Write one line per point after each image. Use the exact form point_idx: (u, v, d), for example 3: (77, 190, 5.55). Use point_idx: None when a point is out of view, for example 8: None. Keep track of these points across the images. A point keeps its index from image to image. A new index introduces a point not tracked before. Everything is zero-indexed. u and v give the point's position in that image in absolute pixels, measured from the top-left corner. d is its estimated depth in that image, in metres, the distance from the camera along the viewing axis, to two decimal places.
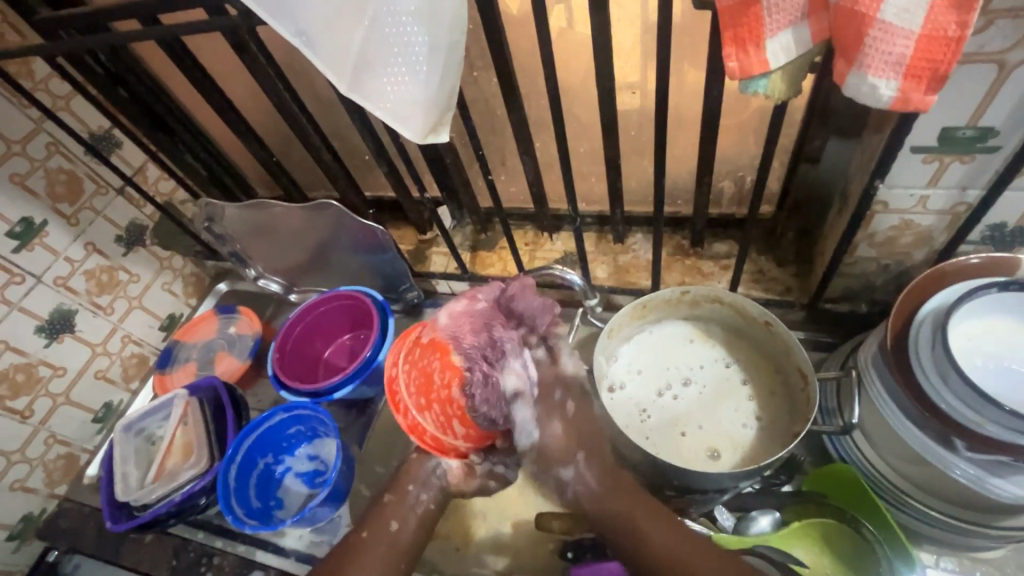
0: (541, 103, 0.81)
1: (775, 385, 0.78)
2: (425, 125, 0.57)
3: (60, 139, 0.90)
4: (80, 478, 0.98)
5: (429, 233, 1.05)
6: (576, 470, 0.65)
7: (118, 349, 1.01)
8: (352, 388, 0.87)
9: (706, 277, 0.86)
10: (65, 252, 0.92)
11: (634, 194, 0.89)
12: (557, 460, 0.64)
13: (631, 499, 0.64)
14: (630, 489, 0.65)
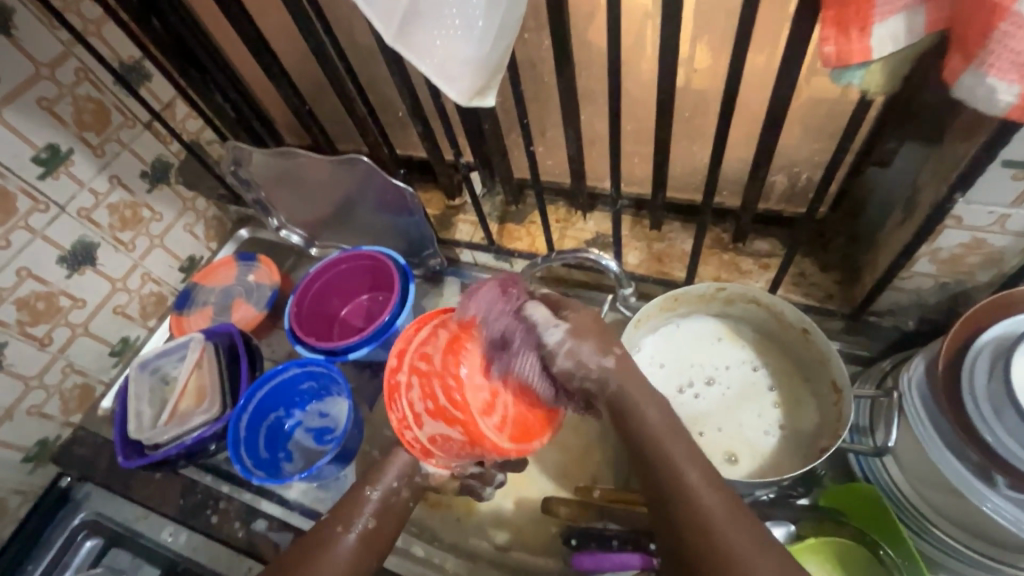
0: (592, 73, 0.76)
1: (803, 395, 0.75)
2: (473, 87, 0.53)
3: (90, 66, 0.87)
4: (95, 409, 0.98)
5: (457, 200, 1.02)
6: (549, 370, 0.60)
7: (137, 287, 1.01)
8: (368, 351, 0.85)
9: (744, 275, 0.82)
10: (89, 183, 0.90)
11: (678, 180, 0.84)
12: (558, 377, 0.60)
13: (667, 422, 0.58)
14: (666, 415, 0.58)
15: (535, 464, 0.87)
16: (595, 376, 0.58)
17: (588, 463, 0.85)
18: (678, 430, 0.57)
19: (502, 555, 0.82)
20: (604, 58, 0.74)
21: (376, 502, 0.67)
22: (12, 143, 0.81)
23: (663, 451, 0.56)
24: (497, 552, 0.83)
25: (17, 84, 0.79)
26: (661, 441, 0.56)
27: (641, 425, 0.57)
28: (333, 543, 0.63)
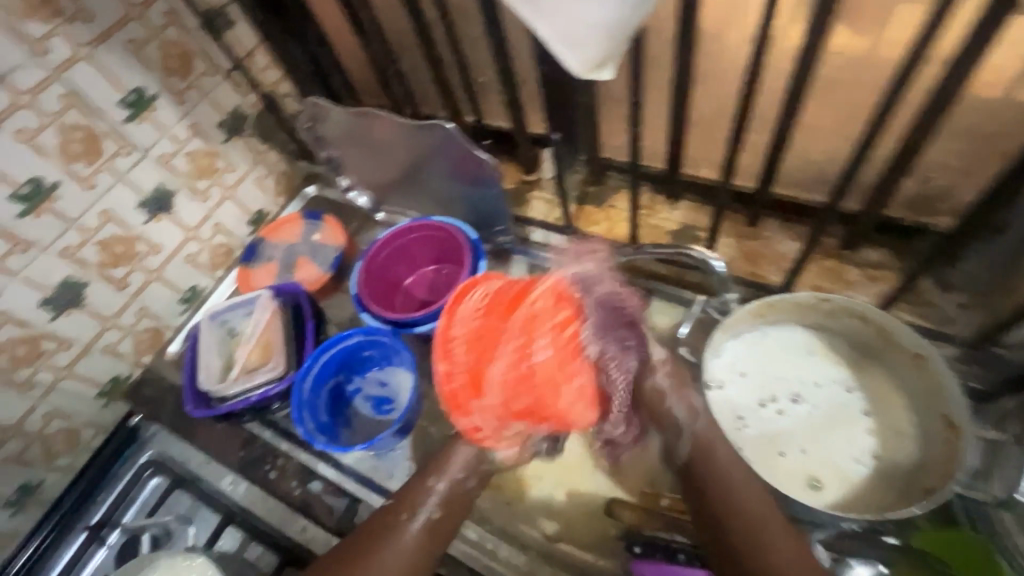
0: (709, 49, 0.68)
1: (903, 425, 0.68)
2: (595, 57, 0.49)
3: (178, 9, 0.85)
4: (163, 353, 1.01)
5: (534, 174, 0.97)
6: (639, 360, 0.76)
7: (208, 237, 1.01)
8: (435, 326, 0.85)
9: (849, 285, 0.76)
10: (171, 130, 0.90)
11: (785, 175, 0.77)
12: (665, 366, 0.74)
13: (746, 482, 0.63)
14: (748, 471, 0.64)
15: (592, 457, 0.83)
16: (685, 407, 0.70)
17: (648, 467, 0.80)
18: (756, 492, 0.62)
19: (551, 546, 0.79)
20: (723, 32, 0.66)
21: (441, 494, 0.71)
22: (101, 84, 0.80)
23: (737, 512, 0.61)
24: (546, 542, 0.79)
25: (109, 23, 0.78)
26: (742, 510, 0.61)
27: (717, 486, 0.63)
28: (398, 530, 0.68)
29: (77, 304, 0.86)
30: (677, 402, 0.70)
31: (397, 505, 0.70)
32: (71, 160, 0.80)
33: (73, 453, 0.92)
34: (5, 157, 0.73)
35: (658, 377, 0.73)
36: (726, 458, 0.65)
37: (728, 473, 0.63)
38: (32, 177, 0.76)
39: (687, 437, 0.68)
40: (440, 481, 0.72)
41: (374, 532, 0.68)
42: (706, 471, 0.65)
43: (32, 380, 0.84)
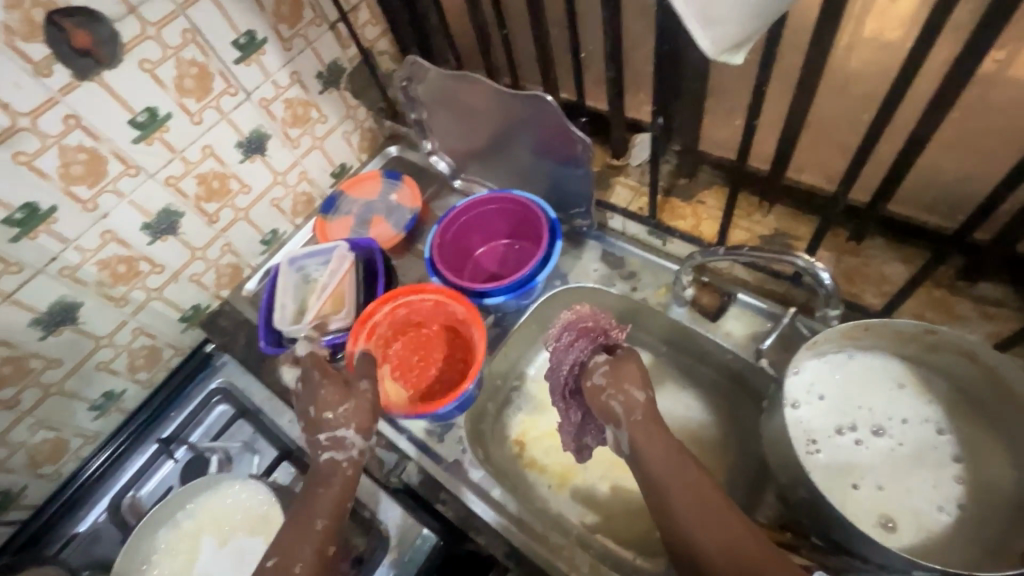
0: (847, 44, 0.63)
1: (998, 479, 0.63)
2: (732, 37, 0.45)
3: None
4: (240, 289, 1.06)
5: (621, 160, 0.95)
6: (603, 372, 0.72)
7: (293, 184, 1.05)
8: (503, 300, 0.85)
9: (958, 320, 0.69)
10: (273, 75, 0.92)
11: (903, 192, 0.72)
12: (627, 377, 0.71)
13: (677, 465, 0.63)
14: (676, 455, 0.64)
15: None
16: (627, 402, 0.68)
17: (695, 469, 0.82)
18: (681, 471, 0.63)
19: (588, 535, 0.80)
20: (867, 26, 0.60)
21: (326, 538, 0.68)
22: (219, 24, 0.83)
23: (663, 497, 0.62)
24: (584, 531, 0.81)
25: None
26: (667, 493, 0.62)
27: (651, 474, 0.64)
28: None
29: (172, 232, 0.91)
30: (616, 397, 0.69)
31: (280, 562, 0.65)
32: (184, 94, 0.83)
33: (154, 369, 0.99)
34: (128, 84, 0.77)
35: (597, 378, 0.71)
36: (651, 449, 0.65)
37: (648, 466, 0.64)
38: (148, 106, 0.80)
39: (625, 429, 0.68)
40: (322, 522, 0.68)
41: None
42: (654, 490, 0.63)
43: (126, 297, 0.90)
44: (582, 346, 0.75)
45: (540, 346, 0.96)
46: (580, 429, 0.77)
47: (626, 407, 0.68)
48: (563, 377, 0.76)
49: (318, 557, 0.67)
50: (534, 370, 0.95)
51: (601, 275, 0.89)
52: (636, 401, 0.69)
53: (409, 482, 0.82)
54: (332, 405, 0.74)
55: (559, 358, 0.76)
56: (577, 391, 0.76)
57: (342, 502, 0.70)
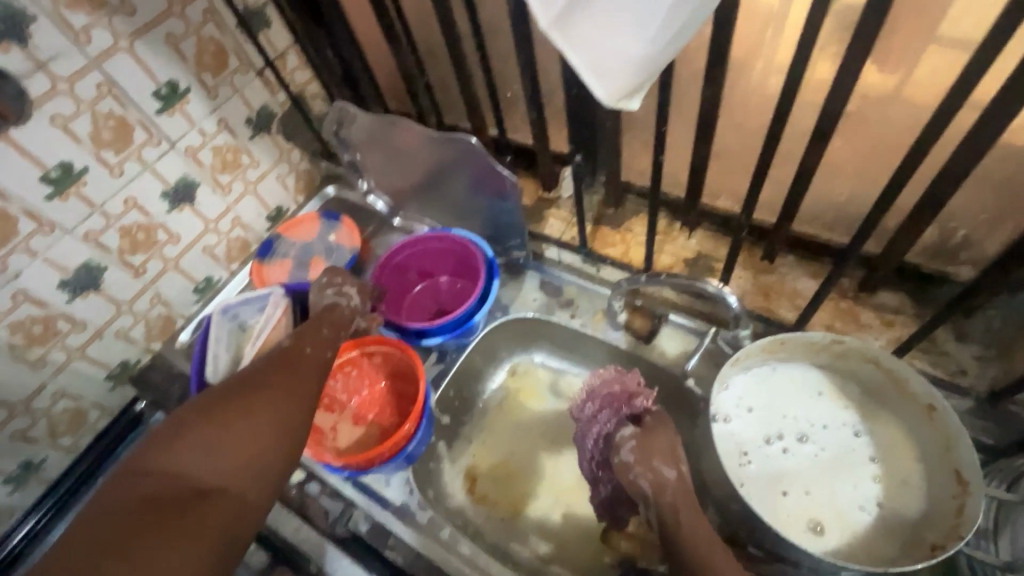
0: (739, 83, 0.68)
1: (909, 476, 0.67)
2: (623, 88, 0.48)
3: (217, 8, 0.87)
4: (173, 340, 1.02)
5: (553, 193, 0.98)
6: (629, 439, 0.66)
7: (227, 230, 1.03)
8: (441, 341, 0.86)
9: (862, 328, 0.75)
10: (199, 123, 0.91)
11: (805, 213, 0.78)
12: (656, 451, 0.64)
13: (700, 524, 0.59)
14: (701, 524, 0.59)
15: None
16: (655, 479, 0.62)
17: None
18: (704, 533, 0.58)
19: (543, 565, 0.81)
20: (754, 70, 0.66)
21: (329, 341, 0.72)
22: (138, 76, 0.81)
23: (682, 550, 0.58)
24: (538, 562, 0.81)
25: (148, 18, 0.80)
26: (686, 543, 0.58)
27: (674, 533, 0.59)
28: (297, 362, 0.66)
29: (94, 287, 0.87)
30: (643, 474, 0.62)
31: (298, 341, 0.70)
32: (101, 147, 0.81)
33: (79, 433, 0.93)
34: (39, 140, 0.75)
35: (624, 454, 0.65)
36: (687, 512, 0.60)
37: (677, 526, 0.59)
38: (61, 161, 0.78)
39: (654, 511, 0.62)
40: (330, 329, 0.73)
41: (281, 359, 0.66)
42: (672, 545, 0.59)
43: (44, 358, 0.85)
44: (607, 416, 0.69)
45: (487, 378, 0.96)
46: (611, 501, 0.72)
47: (658, 488, 0.62)
48: (591, 443, 0.71)
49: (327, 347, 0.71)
50: (482, 403, 0.96)
51: (540, 304, 0.92)
52: (665, 479, 0.62)
53: (356, 530, 0.80)
54: (341, 273, 0.82)
55: (586, 424, 0.72)
56: (606, 463, 0.71)
57: (341, 326, 0.75)
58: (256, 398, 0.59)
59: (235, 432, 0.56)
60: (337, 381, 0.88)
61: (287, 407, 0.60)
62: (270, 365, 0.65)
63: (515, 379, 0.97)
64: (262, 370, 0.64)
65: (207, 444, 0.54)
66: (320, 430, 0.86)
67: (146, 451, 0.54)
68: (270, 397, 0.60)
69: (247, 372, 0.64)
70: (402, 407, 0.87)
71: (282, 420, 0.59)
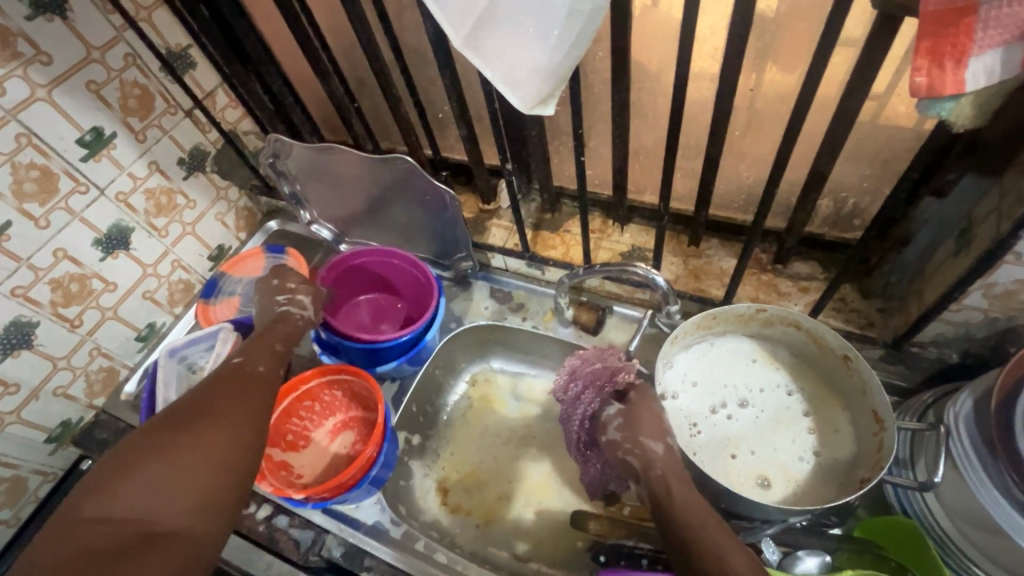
0: (646, 85, 0.75)
1: (839, 425, 0.74)
2: (536, 95, 0.53)
3: (138, 52, 0.87)
4: (117, 393, 0.98)
5: (492, 204, 1.02)
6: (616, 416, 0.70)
7: (167, 273, 1.01)
8: (396, 365, 0.88)
9: (782, 296, 0.82)
10: (129, 167, 0.90)
11: (721, 199, 0.86)
12: (640, 427, 0.68)
13: (687, 488, 0.62)
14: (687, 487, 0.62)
15: (557, 472, 0.89)
16: (642, 455, 0.66)
17: None
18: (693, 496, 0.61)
19: (522, 565, 0.82)
20: (657, 72, 0.73)
21: (281, 357, 0.75)
22: (60, 125, 0.80)
23: (671, 510, 0.61)
24: (517, 561, 0.83)
25: (67, 66, 0.79)
26: (675, 505, 0.61)
27: (663, 496, 0.62)
28: (246, 386, 0.66)
29: (26, 345, 0.84)
30: (631, 450, 0.66)
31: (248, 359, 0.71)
32: (24, 199, 0.79)
33: (20, 503, 0.89)
34: None
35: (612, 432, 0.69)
36: (676, 479, 0.63)
37: (666, 489, 0.62)
38: None
39: (644, 485, 0.65)
40: (282, 344, 0.76)
41: (226, 386, 0.65)
42: (662, 508, 0.62)
43: None
44: (591, 396, 0.74)
45: (449, 391, 0.98)
46: (602, 477, 0.77)
47: (645, 463, 0.65)
48: (576, 424, 0.75)
49: (272, 364, 0.72)
50: (446, 415, 0.97)
51: (493, 311, 0.96)
52: (652, 454, 0.65)
53: (331, 557, 0.79)
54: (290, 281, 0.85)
55: (569, 406, 0.77)
56: (592, 442, 0.75)
57: (292, 339, 0.78)
58: (205, 425, 0.59)
59: (186, 464, 0.55)
60: (302, 417, 0.87)
61: (241, 431, 0.60)
62: (215, 394, 0.64)
63: (477, 389, 0.99)
64: (207, 399, 0.63)
65: (158, 479, 0.53)
66: (286, 467, 0.84)
67: (89, 495, 0.51)
68: (221, 426, 0.59)
69: (192, 401, 0.62)
70: (367, 433, 0.87)
71: (239, 441, 0.59)
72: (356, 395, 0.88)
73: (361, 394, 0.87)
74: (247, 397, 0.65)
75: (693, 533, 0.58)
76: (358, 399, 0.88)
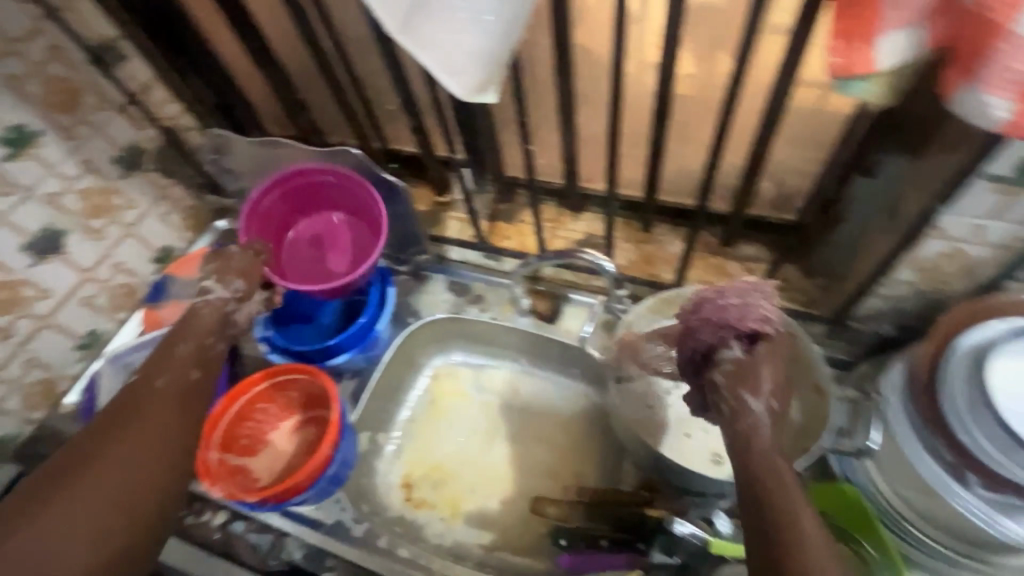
0: (589, 73, 0.76)
1: None
2: (475, 81, 0.53)
3: (62, 44, 0.82)
4: (58, 405, 0.93)
5: (447, 196, 1.02)
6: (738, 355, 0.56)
7: (107, 278, 0.96)
8: (348, 357, 0.89)
9: (731, 278, 0.85)
10: (58, 167, 0.86)
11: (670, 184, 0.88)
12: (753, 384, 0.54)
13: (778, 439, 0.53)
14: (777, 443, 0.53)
15: (520, 461, 0.89)
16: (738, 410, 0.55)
17: (573, 463, 0.87)
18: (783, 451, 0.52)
19: (487, 555, 0.83)
20: (601, 60, 0.75)
21: (191, 360, 0.65)
22: None
23: (753, 458, 0.52)
24: (483, 552, 0.83)
25: None
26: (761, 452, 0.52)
27: (750, 439, 0.52)
28: (146, 412, 0.59)
29: None
30: (729, 405, 0.55)
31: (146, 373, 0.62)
32: None
33: None
34: None
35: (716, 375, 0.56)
36: (769, 427, 0.53)
37: (757, 435, 0.52)
38: None
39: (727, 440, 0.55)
40: (186, 343, 0.66)
41: (123, 408, 0.59)
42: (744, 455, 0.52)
43: None
44: (713, 322, 0.58)
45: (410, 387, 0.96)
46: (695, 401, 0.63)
47: (745, 429, 0.53)
48: (684, 339, 0.62)
49: (180, 375, 0.64)
50: (407, 413, 0.95)
51: (452, 303, 0.95)
52: (755, 419, 0.53)
53: (291, 559, 0.79)
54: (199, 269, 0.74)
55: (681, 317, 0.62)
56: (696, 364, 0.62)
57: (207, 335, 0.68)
58: (90, 479, 0.53)
59: (65, 534, 0.50)
60: (256, 419, 0.85)
61: (135, 479, 0.55)
62: (110, 421, 0.58)
63: (439, 383, 0.97)
64: (94, 440, 0.56)
65: (51, 535, 0.50)
66: (241, 471, 0.82)
67: None
68: (117, 464, 0.55)
69: (86, 437, 0.57)
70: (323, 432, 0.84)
71: (132, 492, 0.54)
72: (311, 393, 0.85)
73: (316, 391, 0.85)
74: (148, 427, 0.58)
75: (774, 487, 0.50)
76: (313, 398, 0.86)
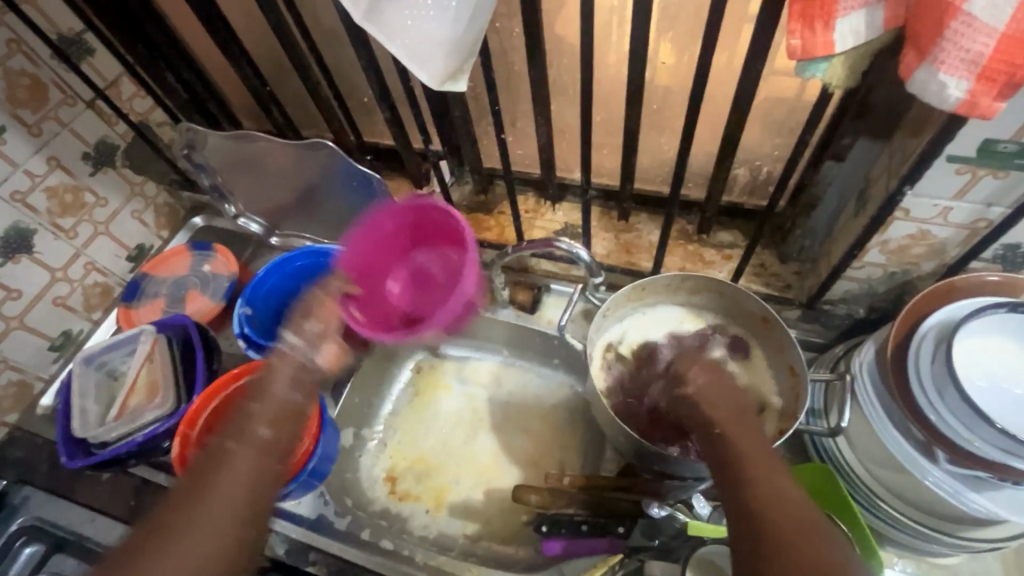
0: (562, 63, 0.77)
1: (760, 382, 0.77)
2: (444, 69, 0.52)
3: (24, 37, 0.80)
4: (33, 407, 0.92)
5: (425, 189, 1.01)
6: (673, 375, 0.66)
7: (80, 277, 0.94)
8: None
9: (708, 265, 0.86)
10: (24, 164, 0.84)
11: (646, 173, 0.88)
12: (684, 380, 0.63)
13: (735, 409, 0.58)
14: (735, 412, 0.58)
15: (503, 452, 0.89)
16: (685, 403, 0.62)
17: (555, 451, 0.88)
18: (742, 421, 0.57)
19: (472, 545, 0.83)
20: (573, 49, 0.75)
21: (269, 420, 0.60)
22: None
23: (714, 424, 0.57)
24: (467, 542, 0.83)
25: None
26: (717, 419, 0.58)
27: (704, 408, 0.59)
28: (212, 491, 0.54)
29: None
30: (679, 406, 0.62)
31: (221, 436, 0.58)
32: None
33: None
34: None
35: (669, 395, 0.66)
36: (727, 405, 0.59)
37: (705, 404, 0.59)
38: None
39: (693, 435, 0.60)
40: (261, 404, 0.60)
41: (199, 479, 0.55)
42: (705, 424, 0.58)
43: None
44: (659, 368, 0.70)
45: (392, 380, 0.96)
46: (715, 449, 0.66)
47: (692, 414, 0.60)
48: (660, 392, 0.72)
49: (257, 447, 0.57)
50: (390, 406, 0.95)
51: None
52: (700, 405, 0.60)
53: (275, 555, 0.79)
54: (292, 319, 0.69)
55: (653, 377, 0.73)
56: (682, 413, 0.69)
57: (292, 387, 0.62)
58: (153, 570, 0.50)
59: None
60: None
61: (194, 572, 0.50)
62: (185, 495, 0.54)
63: (421, 376, 0.97)
64: (169, 518, 0.53)
65: None
66: None
67: None
68: (195, 537, 0.52)
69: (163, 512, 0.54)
70: None
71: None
72: None
73: None
74: (217, 506, 0.53)
75: (735, 453, 0.55)
76: None
